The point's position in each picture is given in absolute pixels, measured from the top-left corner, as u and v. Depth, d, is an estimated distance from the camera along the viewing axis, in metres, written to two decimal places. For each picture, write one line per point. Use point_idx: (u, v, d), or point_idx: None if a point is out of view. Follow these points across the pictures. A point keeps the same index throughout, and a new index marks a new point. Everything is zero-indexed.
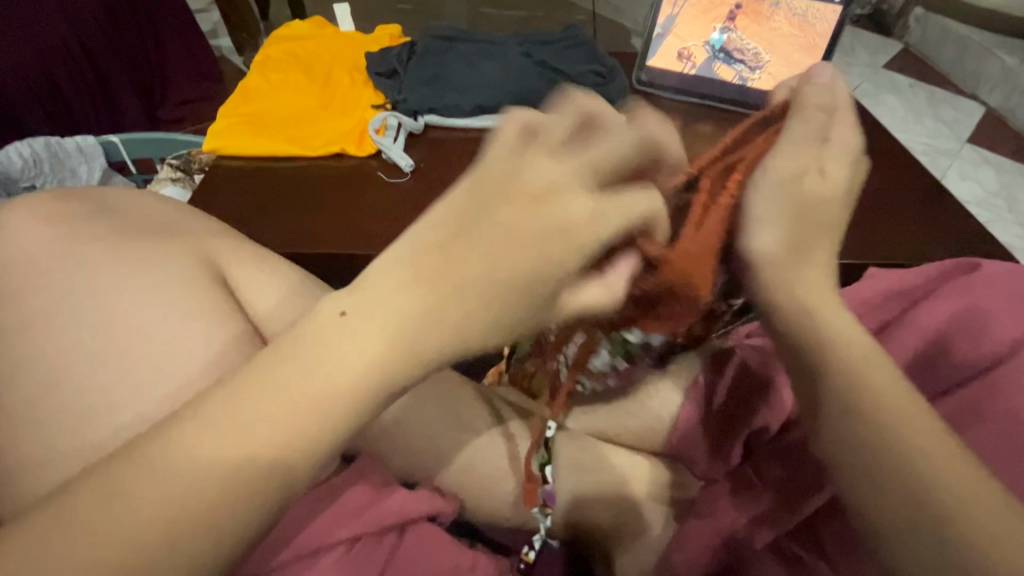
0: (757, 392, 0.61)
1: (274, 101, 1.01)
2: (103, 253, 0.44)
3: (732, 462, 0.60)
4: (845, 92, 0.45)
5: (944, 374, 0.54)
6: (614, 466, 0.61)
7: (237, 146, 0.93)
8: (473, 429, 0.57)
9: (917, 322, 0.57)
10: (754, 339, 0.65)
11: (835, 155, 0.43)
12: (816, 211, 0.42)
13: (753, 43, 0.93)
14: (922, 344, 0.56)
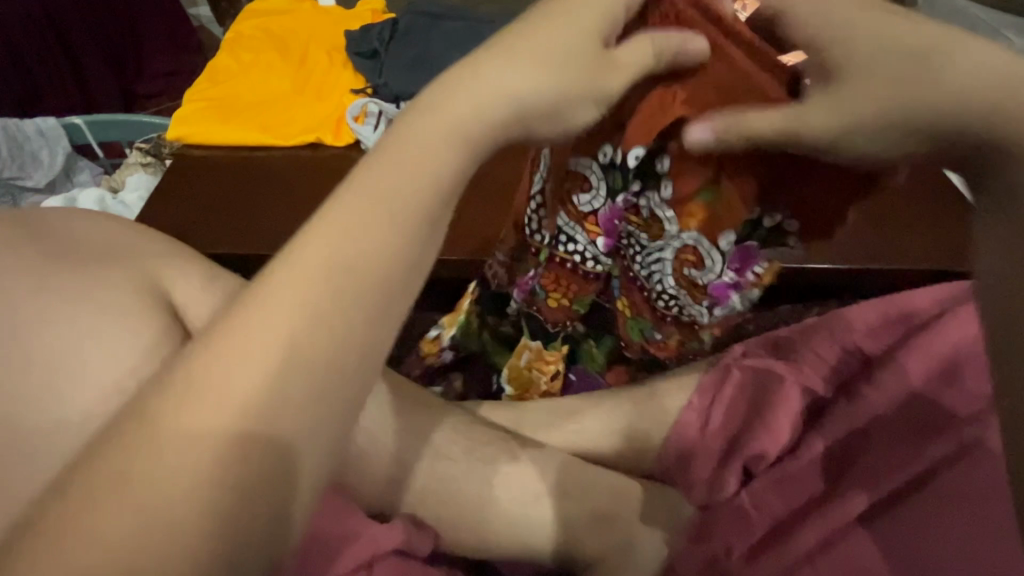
0: (758, 416, 0.59)
1: (245, 84, 0.94)
2: (24, 284, 0.38)
3: (731, 491, 0.58)
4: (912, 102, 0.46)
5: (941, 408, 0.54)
6: (606, 490, 0.57)
7: (204, 134, 0.87)
8: (448, 457, 0.55)
9: (918, 350, 0.57)
10: (754, 360, 0.62)
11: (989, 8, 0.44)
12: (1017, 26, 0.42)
13: None
14: (924, 373, 0.56)
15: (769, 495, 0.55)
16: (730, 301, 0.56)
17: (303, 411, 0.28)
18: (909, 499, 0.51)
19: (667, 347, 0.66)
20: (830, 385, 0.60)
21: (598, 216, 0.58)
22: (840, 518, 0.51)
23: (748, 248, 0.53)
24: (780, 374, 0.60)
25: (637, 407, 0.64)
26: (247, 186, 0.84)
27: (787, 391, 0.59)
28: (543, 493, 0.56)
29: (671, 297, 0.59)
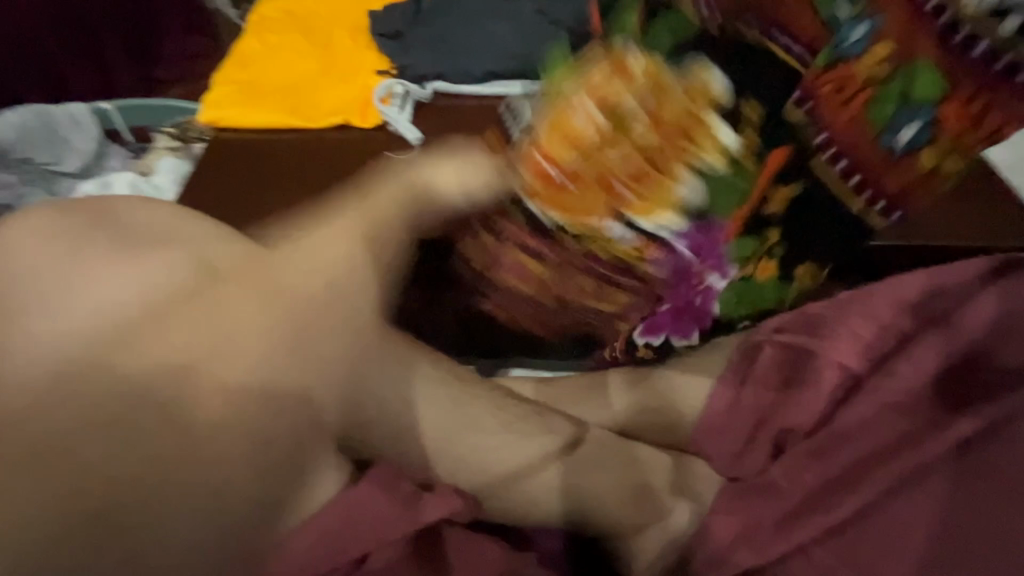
0: (791, 390, 0.60)
1: (272, 66, 0.94)
2: (104, 252, 0.47)
3: (761, 463, 0.59)
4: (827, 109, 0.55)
5: (977, 384, 0.55)
6: (636, 460, 0.59)
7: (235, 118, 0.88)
8: (485, 430, 0.57)
9: (955, 326, 0.58)
10: (785, 335, 0.62)
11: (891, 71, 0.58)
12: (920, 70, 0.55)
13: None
14: (960, 348, 0.57)
15: (801, 468, 0.56)
16: None
17: (288, 355, 0.47)
18: (939, 471, 0.52)
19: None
20: (865, 359, 0.59)
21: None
22: (875, 490, 0.52)
23: None
24: (813, 351, 0.60)
25: (677, 380, 0.65)
26: (277, 168, 0.85)
27: (821, 365, 0.60)
28: (573, 463, 0.58)
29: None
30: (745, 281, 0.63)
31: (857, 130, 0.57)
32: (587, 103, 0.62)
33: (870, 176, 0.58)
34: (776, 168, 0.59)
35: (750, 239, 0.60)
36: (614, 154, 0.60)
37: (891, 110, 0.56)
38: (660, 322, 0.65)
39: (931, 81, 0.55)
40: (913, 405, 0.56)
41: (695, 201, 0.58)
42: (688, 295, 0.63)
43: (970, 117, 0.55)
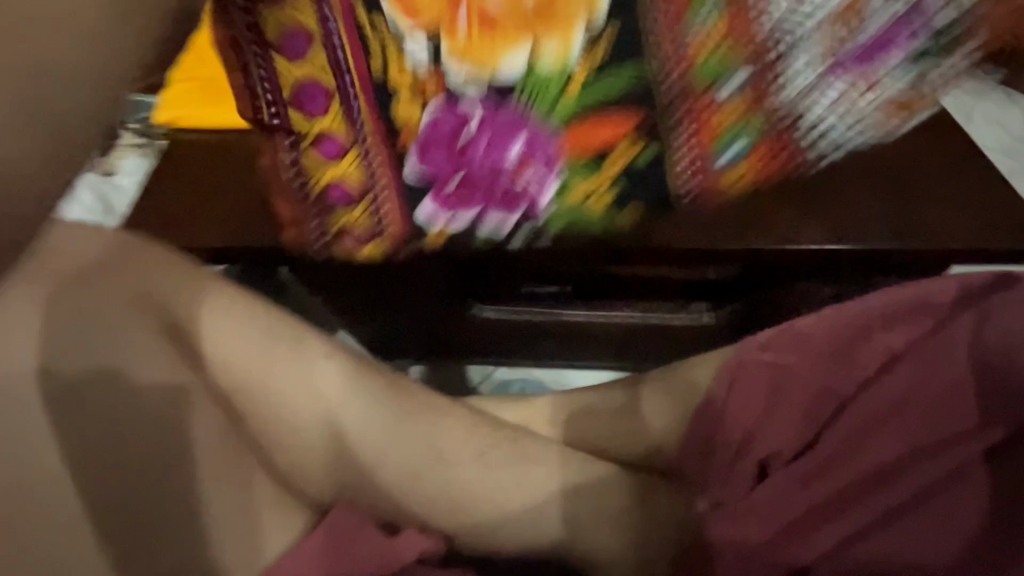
0: (777, 413, 0.58)
1: None
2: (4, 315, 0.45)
3: (746, 487, 0.57)
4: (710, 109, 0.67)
5: (964, 414, 0.54)
6: (622, 484, 0.57)
7: (192, 119, 0.82)
8: (456, 462, 0.54)
9: (940, 344, 0.56)
10: (772, 354, 0.60)
11: None
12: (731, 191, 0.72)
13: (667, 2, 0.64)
14: (952, 368, 0.55)
15: (792, 495, 0.55)
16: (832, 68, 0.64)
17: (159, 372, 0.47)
18: (918, 507, 0.52)
19: (710, 112, 0.67)
20: (852, 381, 0.57)
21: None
22: (847, 528, 0.53)
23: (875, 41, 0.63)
24: (795, 369, 0.59)
25: (657, 398, 0.62)
26: (236, 170, 0.80)
27: (806, 387, 0.58)
28: (556, 487, 0.55)
29: (799, 16, 0.62)
30: (560, 203, 0.70)
31: (750, 100, 0.66)
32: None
33: (698, 164, 0.69)
34: (593, 147, 0.67)
35: (578, 170, 0.68)
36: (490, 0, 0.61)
37: (738, 128, 0.67)
38: (451, 203, 0.70)
39: (745, 131, 0.67)
40: (910, 427, 0.54)
41: (554, 70, 0.64)
42: (485, 176, 0.69)
43: (764, 163, 0.69)
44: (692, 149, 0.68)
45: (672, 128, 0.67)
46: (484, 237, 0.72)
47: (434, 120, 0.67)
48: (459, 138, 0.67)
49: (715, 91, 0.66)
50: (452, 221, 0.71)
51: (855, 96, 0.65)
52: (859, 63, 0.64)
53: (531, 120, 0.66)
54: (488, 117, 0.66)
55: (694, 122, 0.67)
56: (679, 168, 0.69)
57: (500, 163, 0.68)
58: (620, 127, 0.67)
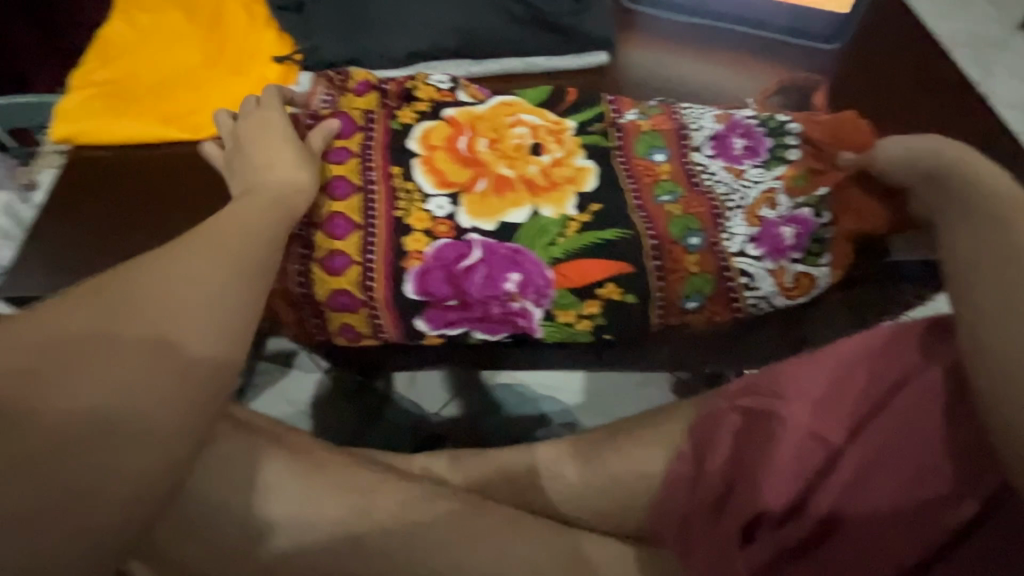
0: (761, 463, 0.52)
1: (146, 59, 0.80)
2: None
3: (729, 550, 0.49)
4: (658, 212, 0.78)
5: (952, 466, 0.45)
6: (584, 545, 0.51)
7: (101, 132, 0.75)
8: (397, 522, 0.48)
9: (910, 392, 0.48)
10: (748, 400, 0.56)
11: (735, 227, 0.77)
12: (682, 263, 0.76)
13: (627, 112, 0.86)
14: (926, 412, 0.47)
15: (779, 563, 0.48)
16: (767, 243, 0.76)
17: None
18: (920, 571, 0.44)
19: (683, 260, 0.76)
20: (842, 427, 0.51)
21: (726, 123, 0.83)
22: None
23: (801, 217, 0.76)
24: (777, 415, 0.53)
25: (621, 452, 0.60)
26: (149, 198, 0.73)
27: (792, 434, 0.52)
28: (511, 548, 0.48)
29: (738, 193, 0.78)
30: (552, 321, 0.77)
31: (697, 207, 0.78)
32: (531, 118, 0.82)
33: (662, 300, 0.77)
34: (567, 286, 0.75)
35: (570, 296, 0.75)
36: (505, 172, 0.78)
37: (682, 227, 0.76)
38: (447, 318, 0.76)
39: (692, 222, 0.77)
40: (904, 474, 0.46)
41: (554, 219, 0.76)
42: (484, 301, 0.75)
43: (703, 269, 0.76)
44: (669, 285, 0.76)
45: (653, 269, 0.76)
46: (478, 339, 0.79)
47: (439, 250, 0.74)
48: (461, 261, 0.73)
49: (685, 244, 0.76)
50: (447, 332, 0.77)
51: (809, 262, 0.76)
52: (778, 251, 0.76)
53: (526, 255, 0.75)
54: (486, 253, 0.74)
55: (666, 274, 0.76)
56: (659, 294, 0.76)
57: (498, 288, 0.74)
58: (618, 271, 0.75)
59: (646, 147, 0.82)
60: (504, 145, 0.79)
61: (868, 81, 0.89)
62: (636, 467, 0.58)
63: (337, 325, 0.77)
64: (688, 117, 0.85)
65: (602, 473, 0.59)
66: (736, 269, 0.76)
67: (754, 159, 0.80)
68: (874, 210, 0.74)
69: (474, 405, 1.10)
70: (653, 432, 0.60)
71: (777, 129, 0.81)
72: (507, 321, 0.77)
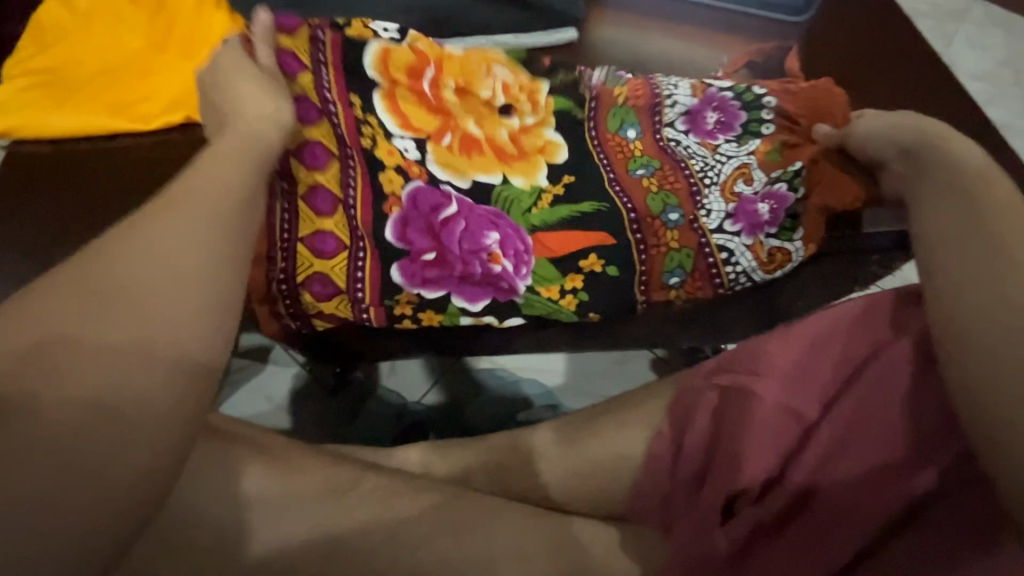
0: (739, 439, 0.52)
1: (84, 44, 0.75)
2: None
3: (711, 524, 0.50)
4: (638, 189, 0.81)
5: (921, 434, 0.46)
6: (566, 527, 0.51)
7: (40, 124, 0.70)
8: (378, 513, 0.48)
9: (877, 363, 0.50)
10: (723, 377, 0.57)
11: (714, 203, 0.80)
12: (660, 234, 0.79)
13: (601, 92, 0.87)
14: (896, 384, 0.48)
15: (757, 537, 0.49)
16: (742, 220, 0.79)
17: None
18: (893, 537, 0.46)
19: (662, 234, 0.79)
20: (815, 402, 0.52)
21: (702, 97, 0.85)
22: (827, 564, 0.46)
23: (776, 193, 0.78)
24: (752, 390, 0.54)
25: (598, 437, 0.60)
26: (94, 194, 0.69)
27: (767, 410, 0.52)
28: (496, 529, 0.49)
29: (714, 169, 0.81)
30: (534, 294, 0.77)
31: (676, 182, 0.81)
32: (499, 75, 0.84)
33: (644, 277, 0.79)
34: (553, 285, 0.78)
35: (552, 270, 0.78)
36: (474, 131, 0.81)
37: (661, 203, 0.80)
38: (423, 274, 0.74)
39: (670, 198, 0.80)
40: (878, 444, 0.48)
41: (525, 189, 0.80)
42: (464, 258, 0.74)
43: (682, 244, 0.79)
44: (652, 261, 0.79)
45: (635, 242, 0.79)
46: (456, 308, 0.76)
47: (414, 194, 0.75)
48: (440, 213, 0.74)
49: (663, 218, 0.80)
50: (424, 292, 0.74)
51: (783, 237, 0.76)
52: (755, 227, 0.78)
53: (507, 219, 0.78)
54: (466, 209, 0.76)
55: (647, 247, 0.79)
56: (641, 267, 0.78)
57: (479, 247, 0.75)
58: (598, 243, 0.78)
59: (619, 120, 0.85)
60: (474, 98, 0.82)
61: (833, 53, 0.89)
62: (617, 449, 0.58)
63: (305, 276, 0.70)
64: (665, 88, 0.87)
65: (582, 459, 0.59)
66: (716, 244, 0.78)
67: (726, 137, 0.83)
68: (852, 186, 0.69)
69: (455, 391, 1.10)
70: (633, 414, 0.60)
71: (752, 104, 0.83)
72: (490, 284, 0.76)
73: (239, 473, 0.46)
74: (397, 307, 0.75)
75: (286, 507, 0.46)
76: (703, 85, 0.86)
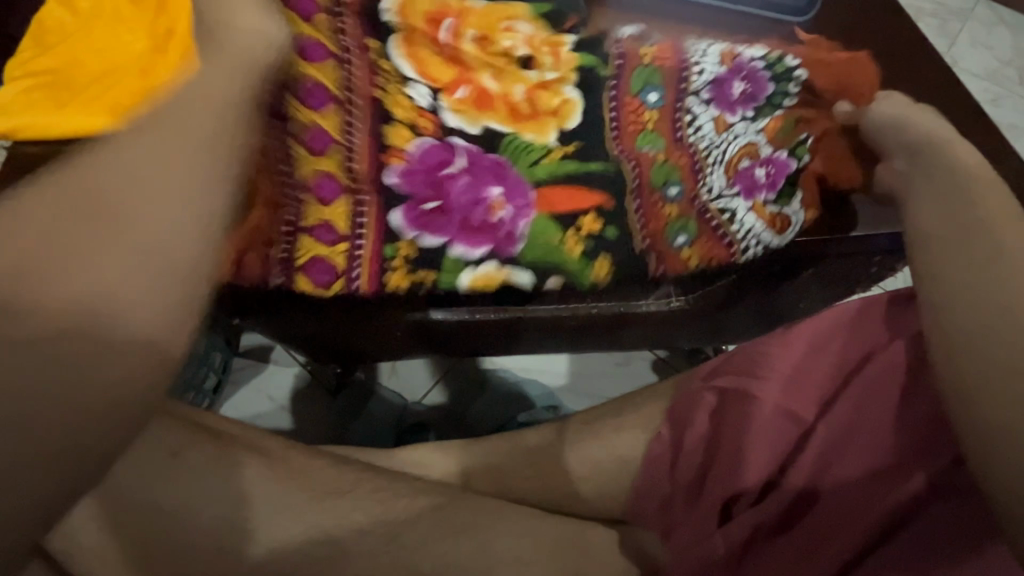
0: (737, 442, 0.52)
1: (85, 45, 0.76)
2: None
3: (709, 528, 0.50)
4: (643, 153, 0.81)
5: (916, 436, 0.46)
6: (565, 528, 0.51)
7: (43, 126, 0.71)
8: (377, 514, 0.48)
9: (872, 365, 0.50)
10: (721, 379, 0.57)
11: (716, 180, 0.78)
12: (660, 204, 0.80)
13: (620, 42, 0.84)
14: (892, 386, 0.48)
15: (757, 541, 0.48)
16: (740, 181, 0.76)
17: None
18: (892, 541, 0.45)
19: (661, 205, 0.80)
20: (813, 405, 0.52)
21: (731, 65, 0.81)
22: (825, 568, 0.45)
23: (783, 163, 0.75)
24: (749, 393, 0.54)
25: (597, 440, 0.60)
26: None
27: (766, 413, 0.52)
28: (495, 530, 0.49)
29: (719, 146, 0.79)
30: (534, 243, 0.77)
31: (677, 154, 0.81)
32: (522, 29, 0.83)
33: (649, 237, 0.79)
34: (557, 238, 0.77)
35: (547, 226, 0.77)
36: (489, 82, 0.81)
37: (663, 174, 0.80)
38: (420, 219, 0.75)
39: (672, 171, 0.80)
40: (873, 448, 0.47)
41: (536, 143, 0.81)
42: (462, 208, 0.76)
43: (682, 211, 0.80)
44: (650, 232, 0.79)
45: (632, 208, 0.80)
46: (452, 258, 0.76)
47: (422, 150, 0.77)
48: (443, 167, 0.77)
49: (664, 191, 0.80)
50: (421, 237, 0.75)
51: (781, 203, 0.74)
52: (751, 190, 0.76)
53: (510, 172, 0.79)
54: (469, 162, 0.78)
55: (643, 214, 0.79)
56: (641, 229, 0.79)
57: (478, 198, 0.77)
58: (598, 203, 0.79)
59: (642, 78, 0.82)
60: (494, 48, 0.81)
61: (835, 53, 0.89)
62: (615, 451, 0.58)
63: (307, 257, 0.72)
64: (698, 55, 0.82)
65: (581, 461, 0.59)
66: (711, 211, 0.78)
67: (750, 111, 0.79)
68: (851, 168, 0.71)
69: (455, 391, 1.10)
70: (632, 416, 0.60)
71: (778, 76, 0.79)
72: (488, 233, 0.76)
73: (238, 474, 0.46)
74: (395, 257, 0.75)
75: (284, 509, 0.46)
76: (733, 53, 0.82)
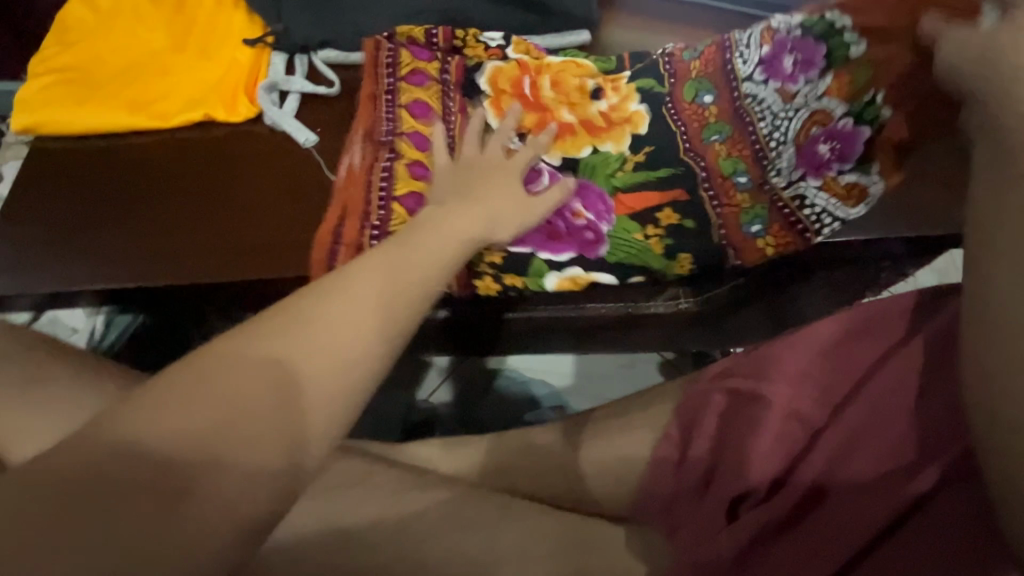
0: (744, 441, 0.53)
1: (109, 44, 0.77)
2: None
3: (717, 525, 0.49)
4: (713, 149, 0.81)
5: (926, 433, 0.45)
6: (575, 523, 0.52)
7: (65, 121, 0.73)
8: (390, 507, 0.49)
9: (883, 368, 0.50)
10: (730, 381, 0.57)
11: (788, 159, 0.76)
12: (735, 195, 0.78)
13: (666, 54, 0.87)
14: (902, 386, 0.48)
15: (764, 540, 0.47)
16: (808, 162, 0.74)
17: None
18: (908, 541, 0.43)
19: (733, 195, 0.79)
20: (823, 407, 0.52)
21: (772, 44, 0.77)
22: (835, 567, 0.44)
23: (856, 133, 0.71)
24: (758, 394, 0.55)
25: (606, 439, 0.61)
26: (117, 190, 0.71)
27: (773, 414, 0.53)
28: (505, 523, 0.49)
29: (782, 126, 0.76)
30: (618, 241, 0.78)
31: (739, 146, 0.80)
32: (586, 67, 0.86)
33: (725, 228, 0.77)
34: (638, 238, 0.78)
35: (631, 224, 0.79)
36: (569, 115, 0.84)
37: (733, 167, 0.79)
38: None
39: (738, 163, 0.79)
40: (880, 447, 0.47)
41: (613, 154, 0.83)
42: (550, 216, 0.78)
43: (748, 203, 0.78)
44: (725, 219, 0.77)
45: (707, 199, 0.79)
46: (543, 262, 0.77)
47: None
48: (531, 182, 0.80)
49: (734, 180, 0.79)
50: (513, 245, 0.76)
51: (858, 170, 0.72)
52: (819, 167, 0.74)
53: (591, 182, 0.81)
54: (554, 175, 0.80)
55: (721, 206, 0.78)
56: (717, 222, 0.77)
57: (564, 207, 0.79)
58: (674, 199, 0.80)
59: (695, 89, 0.84)
60: (565, 84, 0.85)
61: None
62: (623, 450, 0.59)
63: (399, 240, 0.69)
64: (733, 41, 0.81)
65: (589, 459, 0.59)
66: (790, 200, 0.75)
67: (805, 88, 0.74)
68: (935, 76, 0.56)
69: (462, 390, 1.10)
70: (640, 416, 0.61)
71: (829, 33, 0.72)
72: (575, 238, 0.78)
73: None
74: (482, 262, 0.75)
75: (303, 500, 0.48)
76: (768, 27, 0.77)
